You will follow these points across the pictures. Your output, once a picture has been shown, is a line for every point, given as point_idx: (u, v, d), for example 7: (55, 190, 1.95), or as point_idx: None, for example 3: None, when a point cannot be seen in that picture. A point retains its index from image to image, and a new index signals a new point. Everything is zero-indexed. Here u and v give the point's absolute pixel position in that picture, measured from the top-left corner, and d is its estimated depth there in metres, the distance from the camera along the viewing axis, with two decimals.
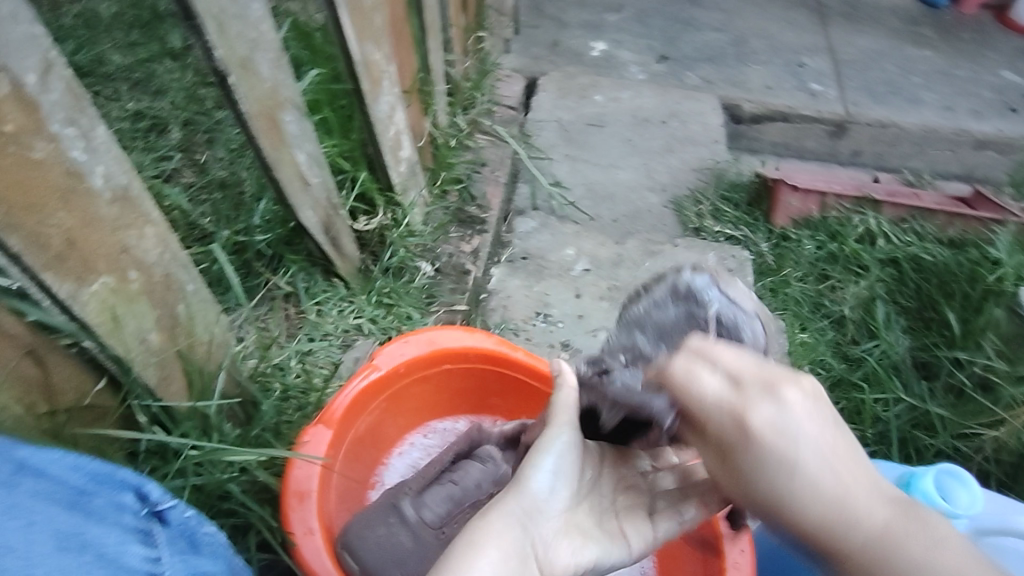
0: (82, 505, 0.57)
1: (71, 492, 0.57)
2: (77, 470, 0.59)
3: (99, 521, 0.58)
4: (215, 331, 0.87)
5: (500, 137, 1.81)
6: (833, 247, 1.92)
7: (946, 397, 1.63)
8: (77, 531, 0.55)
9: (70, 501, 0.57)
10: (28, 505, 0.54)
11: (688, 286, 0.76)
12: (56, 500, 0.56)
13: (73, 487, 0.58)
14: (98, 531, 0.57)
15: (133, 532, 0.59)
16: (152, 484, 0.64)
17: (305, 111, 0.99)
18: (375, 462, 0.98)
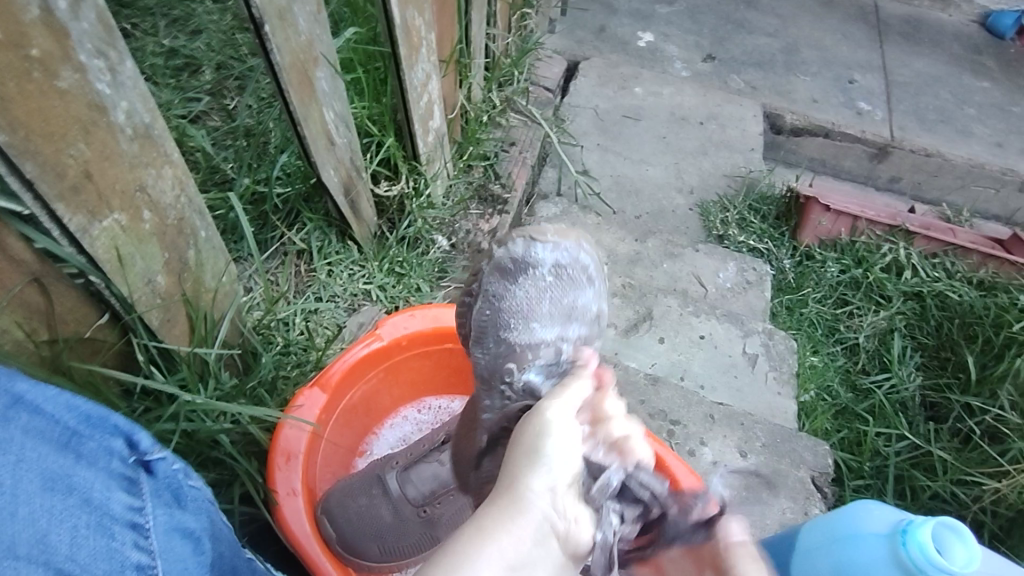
0: (75, 446, 0.52)
1: (63, 431, 0.51)
2: (72, 409, 0.53)
3: (89, 465, 0.52)
4: (222, 279, 0.87)
5: (533, 118, 1.79)
6: (857, 273, 1.89)
7: (950, 441, 1.59)
8: (64, 473, 0.50)
9: (63, 441, 0.51)
10: (17, 440, 0.49)
11: (511, 260, 0.83)
12: (49, 439, 0.51)
13: (66, 425, 0.52)
14: (87, 475, 0.51)
15: (119, 479, 0.53)
16: (143, 431, 0.57)
17: (338, 69, 0.97)
18: (365, 428, 0.97)
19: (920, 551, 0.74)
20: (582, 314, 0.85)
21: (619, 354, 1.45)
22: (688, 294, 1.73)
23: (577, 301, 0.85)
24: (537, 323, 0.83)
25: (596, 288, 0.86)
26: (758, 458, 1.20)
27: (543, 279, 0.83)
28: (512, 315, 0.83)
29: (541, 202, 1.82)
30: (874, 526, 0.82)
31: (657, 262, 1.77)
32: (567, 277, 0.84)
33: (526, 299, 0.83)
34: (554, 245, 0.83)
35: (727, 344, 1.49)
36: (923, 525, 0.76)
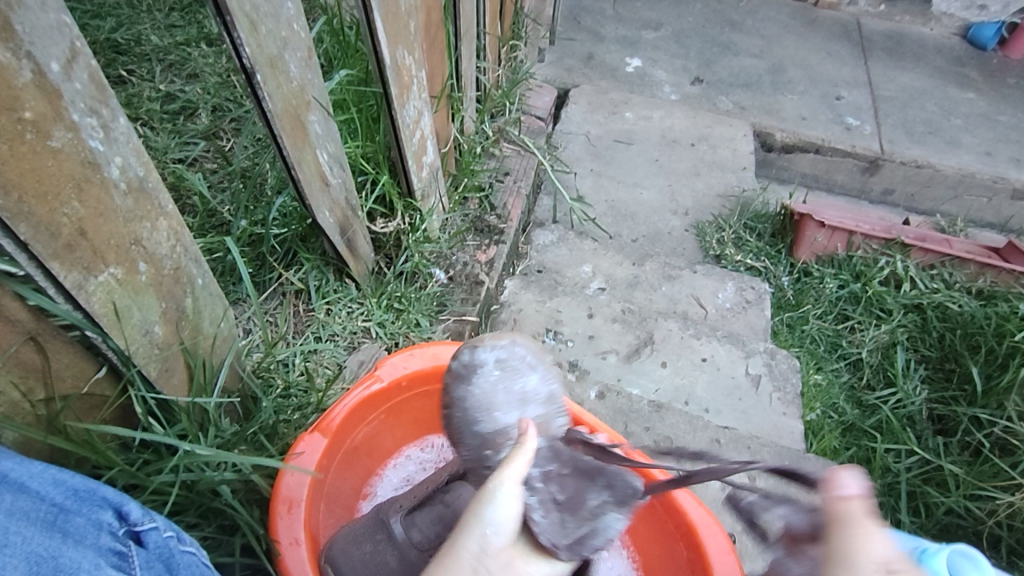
0: (59, 525, 0.54)
1: (48, 511, 0.54)
2: (58, 484, 0.56)
3: (76, 543, 0.54)
4: (221, 325, 0.87)
5: (526, 147, 1.81)
6: (856, 287, 1.89)
7: (960, 455, 1.56)
8: (50, 556, 0.52)
9: (48, 522, 0.54)
10: (4, 525, 0.51)
11: (462, 363, 0.83)
12: (34, 520, 0.53)
13: (52, 503, 0.56)
14: (73, 554, 0.53)
15: (107, 555, 0.56)
16: (132, 502, 0.61)
17: (330, 111, 0.98)
18: (366, 471, 0.97)
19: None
20: (536, 396, 0.83)
21: (622, 381, 1.43)
22: (688, 316, 1.73)
23: (526, 386, 0.83)
24: (498, 411, 0.80)
25: (541, 373, 0.85)
26: (767, 482, 1.19)
27: (489, 374, 0.81)
28: (471, 409, 0.80)
29: (538, 229, 1.82)
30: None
31: (656, 285, 1.77)
32: (512, 365, 0.83)
33: (481, 391, 0.81)
34: (492, 345, 0.84)
35: (729, 365, 1.48)
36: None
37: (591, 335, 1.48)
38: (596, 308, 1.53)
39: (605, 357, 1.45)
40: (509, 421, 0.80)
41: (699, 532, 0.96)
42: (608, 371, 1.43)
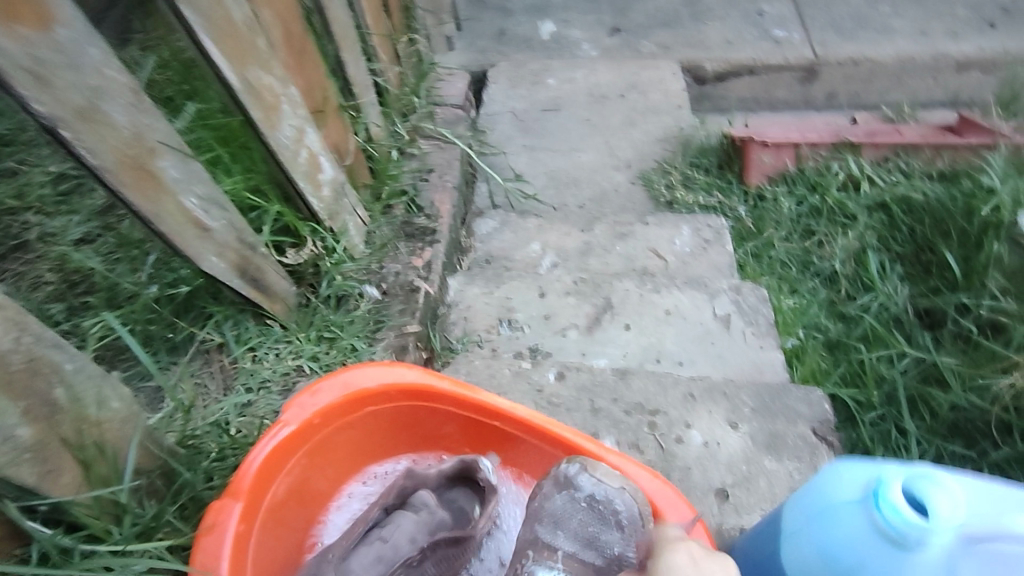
0: None
1: None
2: None
3: None
4: (116, 406, 0.79)
5: (445, 139, 1.72)
6: (814, 200, 1.82)
7: (955, 346, 1.49)
8: None
9: None
10: None
11: (565, 474, 0.85)
12: None
13: None
14: None
15: None
16: None
17: (189, 151, 0.90)
18: (304, 522, 0.87)
19: (895, 514, 0.61)
20: (604, 551, 0.83)
21: (588, 355, 1.35)
22: (649, 270, 1.65)
23: (604, 535, 0.83)
24: (563, 533, 0.85)
25: (627, 534, 0.82)
26: (752, 425, 1.11)
27: (580, 502, 0.84)
28: (543, 513, 0.85)
29: (477, 219, 1.74)
30: (845, 492, 0.68)
31: (609, 247, 1.69)
32: (605, 509, 0.83)
33: (564, 507, 0.84)
34: (599, 479, 0.83)
35: (696, 312, 1.41)
36: (891, 478, 0.62)
37: (547, 315, 1.41)
38: (547, 285, 1.46)
39: (565, 334, 1.37)
40: (563, 545, 0.84)
41: (657, 505, 0.83)
42: (570, 348, 1.35)
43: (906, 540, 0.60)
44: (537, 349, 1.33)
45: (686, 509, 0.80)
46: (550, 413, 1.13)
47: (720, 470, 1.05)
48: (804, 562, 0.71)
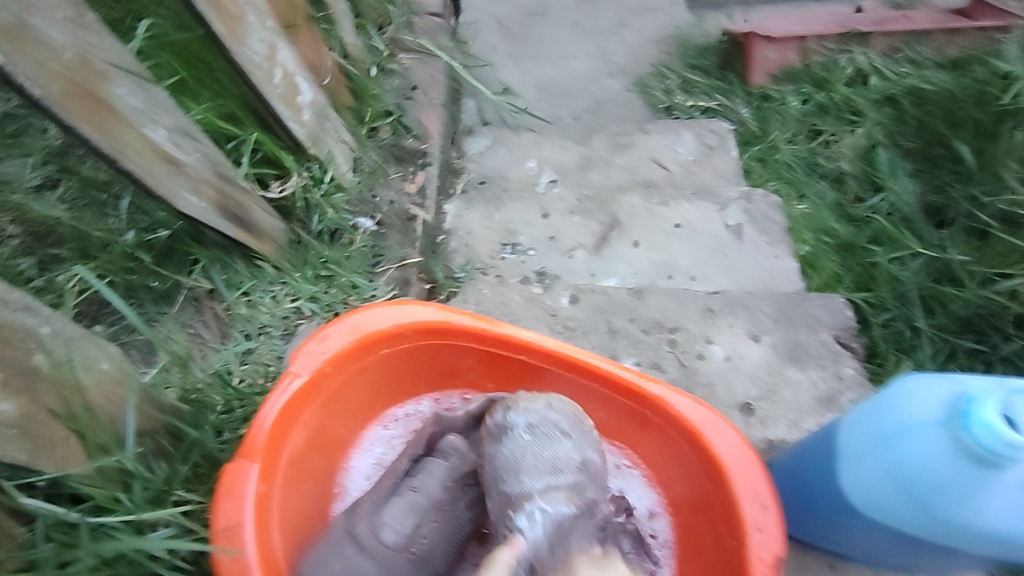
0: None
1: None
2: None
3: None
4: (105, 368, 0.73)
5: (427, 51, 1.57)
6: (821, 97, 1.73)
7: (968, 243, 1.43)
8: None
9: None
10: None
11: (496, 420, 0.79)
12: None
13: None
14: None
15: None
16: None
17: (146, 76, 0.79)
18: (326, 472, 0.84)
19: (987, 433, 0.57)
20: (569, 466, 0.75)
21: (597, 276, 1.29)
22: (652, 181, 1.56)
23: (560, 452, 0.76)
24: (525, 475, 0.75)
25: (577, 437, 0.77)
26: (773, 336, 1.09)
27: (520, 438, 0.76)
28: (500, 470, 0.75)
29: (468, 138, 1.62)
30: (922, 412, 0.64)
31: (610, 159, 1.60)
32: (544, 431, 0.77)
33: (511, 454, 0.76)
34: (525, 408, 0.78)
35: (706, 224, 1.35)
36: (983, 397, 0.58)
37: (551, 237, 1.34)
38: (549, 205, 1.39)
39: (571, 255, 1.31)
40: (534, 484, 0.74)
41: (703, 433, 0.77)
42: (579, 269, 1.29)
43: (999, 459, 0.57)
44: (544, 272, 1.27)
45: (725, 434, 0.77)
46: (566, 338, 1.09)
47: (743, 384, 1.03)
48: (867, 481, 0.69)
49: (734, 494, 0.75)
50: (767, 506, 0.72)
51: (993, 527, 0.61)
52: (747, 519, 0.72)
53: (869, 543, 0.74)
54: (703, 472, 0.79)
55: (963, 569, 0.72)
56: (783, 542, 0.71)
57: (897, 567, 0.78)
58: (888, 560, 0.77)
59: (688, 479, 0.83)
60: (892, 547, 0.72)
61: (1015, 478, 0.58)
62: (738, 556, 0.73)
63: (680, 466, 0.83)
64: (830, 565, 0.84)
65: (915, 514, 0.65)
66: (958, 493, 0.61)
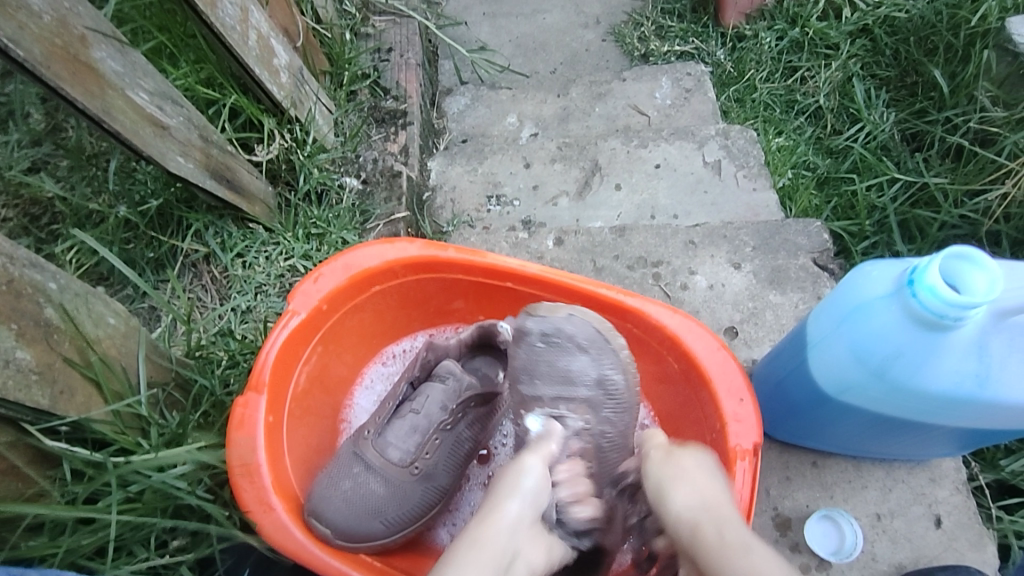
0: None
1: None
2: None
3: None
4: (113, 323, 0.77)
5: (400, 13, 1.56)
6: (795, 33, 1.72)
7: (944, 164, 1.44)
8: None
9: None
10: None
11: (515, 330, 0.83)
12: None
13: None
14: None
15: None
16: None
17: (124, 39, 0.80)
18: (331, 407, 0.87)
19: (930, 297, 0.59)
20: (584, 378, 0.80)
21: (582, 221, 1.32)
22: (631, 128, 1.61)
23: (575, 364, 0.81)
24: (542, 381, 0.81)
25: (595, 352, 0.81)
26: (754, 263, 1.12)
27: (535, 345, 0.80)
28: (518, 373, 0.81)
29: (447, 98, 1.67)
30: (876, 289, 0.66)
31: (589, 109, 1.63)
32: (560, 341, 0.81)
33: (528, 359, 0.81)
34: (543, 317, 0.81)
35: (686, 162, 1.38)
36: (925, 264, 0.60)
37: (534, 186, 1.37)
38: (531, 155, 1.41)
39: (554, 203, 1.34)
40: (544, 392, 0.80)
41: (683, 340, 0.81)
42: (563, 215, 1.32)
43: (943, 321, 0.60)
44: (530, 221, 1.31)
45: (705, 339, 0.80)
46: None
47: (725, 309, 1.07)
48: (836, 366, 0.71)
49: (716, 395, 0.78)
50: (744, 399, 0.77)
51: (945, 387, 0.65)
52: (726, 414, 0.77)
53: (842, 431, 0.78)
54: (689, 378, 0.83)
55: (929, 445, 0.77)
56: (760, 431, 0.76)
57: (873, 451, 0.82)
58: (866, 448, 0.81)
59: (679, 387, 0.85)
60: (866, 431, 0.76)
61: (959, 337, 0.62)
62: (721, 448, 0.77)
63: (666, 376, 0.87)
64: (814, 463, 0.85)
65: (878, 390, 0.68)
66: (916, 358, 0.64)
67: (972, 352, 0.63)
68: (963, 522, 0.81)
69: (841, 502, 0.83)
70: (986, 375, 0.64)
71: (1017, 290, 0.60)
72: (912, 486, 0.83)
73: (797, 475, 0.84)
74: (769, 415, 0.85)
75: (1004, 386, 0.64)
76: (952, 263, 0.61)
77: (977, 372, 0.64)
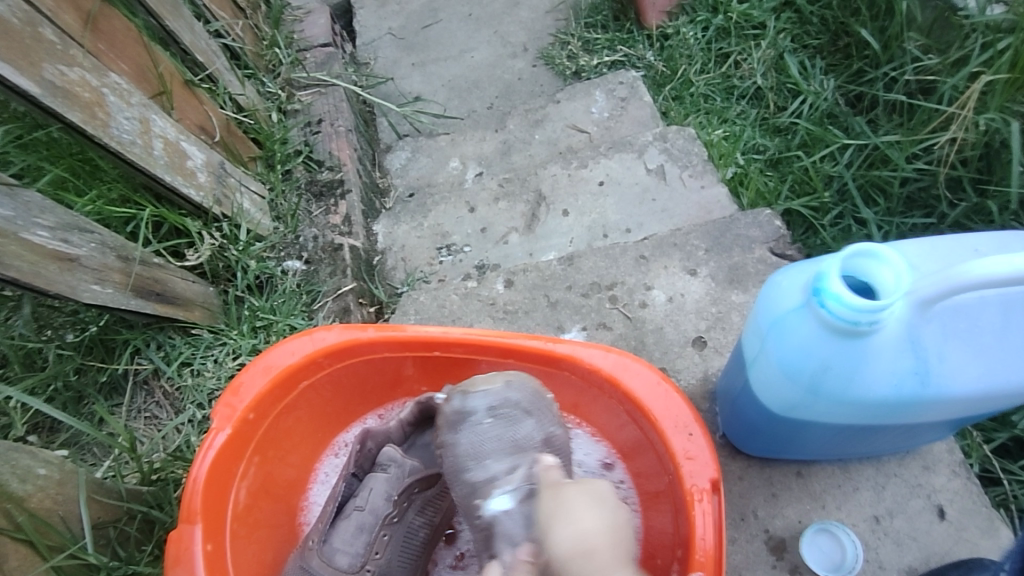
0: None
1: None
2: None
3: None
4: (44, 473, 0.73)
5: (323, 82, 1.55)
6: (720, 20, 1.69)
7: (892, 121, 1.40)
8: None
9: None
10: None
11: (454, 408, 0.81)
12: None
13: None
14: None
15: None
16: None
17: (10, 184, 0.77)
18: (285, 515, 0.86)
19: (839, 305, 0.56)
20: (532, 445, 0.79)
21: (535, 254, 1.29)
22: (574, 147, 1.59)
23: (523, 432, 0.79)
24: (489, 460, 0.78)
25: (538, 418, 0.81)
26: (710, 265, 1.07)
27: (481, 423, 0.79)
28: (463, 457, 0.78)
29: (388, 155, 1.65)
30: (790, 301, 0.63)
31: (529, 138, 1.61)
32: (506, 412, 0.80)
33: (473, 441, 0.79)
34: (485, 390, 0.80)
35: (629, 174, 1.34)
36: (827, 270, 0.57)
37: (483, 228, 1.34)
38: (475, 198, 1.39)
39: (504, 242, 1.31)
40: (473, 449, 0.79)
41: (620, 379, 0.79)
42: (516, 253, 1.29)
43: (858, 327, 0.56)
44: (484, 266, 1.27)
45: (639, 372, 0.78)
46: (509, 322, 1.08)
47: (689, 320, 1.03)
48: (772, 384, 0.67)
49: (662, 431, 0.76)
50: (692, 434, 0.74)
51: (886, 390, 0.61)
52: (677, 452, 0.74)
53: (806, 442, 0.74)
54: (632, 414, 0.81)
55: (903, 438, 0.73)
56: (715, 466, 0.72)
57: (848, 452, 0.78)
58: (838, 450, 0.78)
59: (627, 425, 0.83)
60: (828, 440, 0.73)
61: (885, 338, 0.59)
62: (678, 489, 0.73)
63: (612, 414, 0.85)
64: (798, 472, 0.83)
65: (820, 404, 0.65)
66: (845, 366, 0.61)
67: (904, 350, 0.60)
68: (968, 508, 0.80)
69: (834, 511, 0.81)
70: (925, 371, 0.61)
71: (935, 279, 0.57)
72: (906, 479, 0.82)
73: (784, 490, 0.83)
74: (734, 433, 0.81)
75: (945, 378, 0.61)
76: (857, 263, 0.58)
77: (915, 369, 0.61)
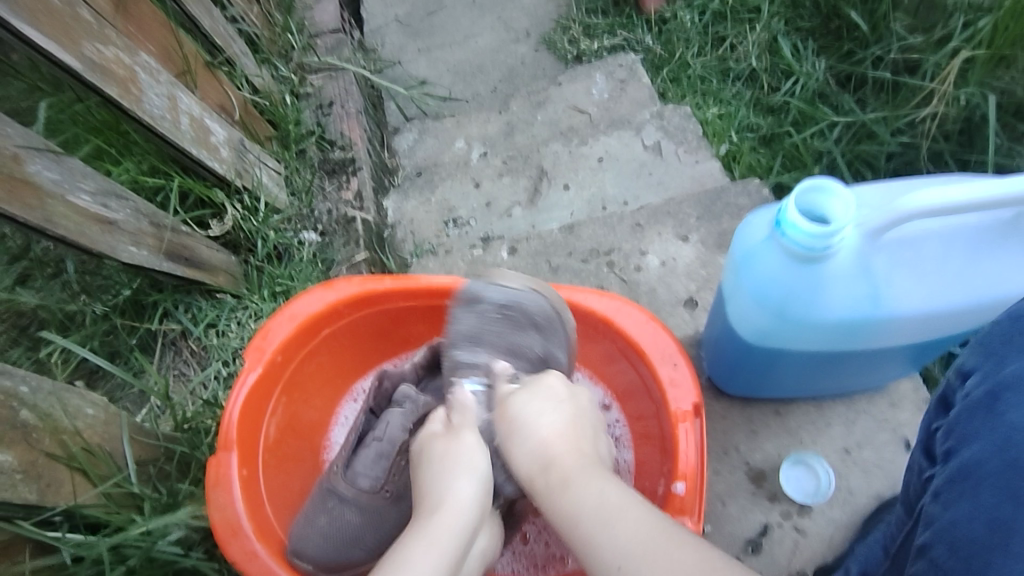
0: None
1: None
2: None
3: None
4: (92, 412, 0.81)
5: (333, 66, 1.61)
6: (715, 5, 1.76)
7: (879, 99, 1.46)
8: None
9: None
10: None
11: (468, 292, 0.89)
12: None
13: None
14: None
15: None
16: None
17: (55, 150, 0.84)
18: (309, 451, 0.95)
19: (796, 233, 0.67)
20: (530, 354, 0.86)
21: (537, 226, 1.36)
22: (575, 127, 1.64)
23: (524, 341, 0.86)
24: (484, 348, 0.86)
25: (546, 334, 0.87)
26: (700, 232, 1.14)
27: (490, 312, 0.87)
28: (461, 335, 0.86)
29: (395, 136, 1.72)
30: (758, 237, 0.74)
31: (531, 119, 1.67)
32: (517, 314, 0.87)
33: (474, 324, 0.87)
34: (503, 288, 0.89)
35: (626, 150, 1.41)
36: (786, 204, 0.68)
37: (488, 202, 1.41)
38: (480, 175, 1.46)
39: (508, 215, 1.38)
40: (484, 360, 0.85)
41: (614, 320, 0.87)
42: (519, 225, 1.36)
43: (813, 253, 0.67)
44: (489, 237, 1.34)
45: (634, 315, 0.86)
46: None
47: (681, 282, 1.10)
48: (746, 314, 0.78)
49: (652, 367, 0.84)
50: (678, 364, 0.83)
51: (841, 311, 0.72)
52: (663, 381, 0.83)
53: (778, 373, 0.85)
54: (627, 353, 0.88)
55: (863, 367, 0.83)
56: (697, 392, 0.81)
57: (816, 386, 0.88)
58: (807, 384, 0.88)
59: (624, 366, 0.91)
60: (796, 370, 0.83)
61: (838, 265, 0.70)
62: (666, 417, 0.82)
63: (609, 356, 0.93)
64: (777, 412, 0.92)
65: (788, 329, 0.75)
66: (806, 291, 0.71)
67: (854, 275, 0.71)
68: None
69: (811, 449, 0.89)
70: (875, 294, 0.72)
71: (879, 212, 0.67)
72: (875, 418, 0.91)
73: (763, 428, 0.92)
74: (718, 370, 0.91)
75: (892, 301, 0.72)
76: (812, 198, 0.68)
77: (866, 293, 0.72)
